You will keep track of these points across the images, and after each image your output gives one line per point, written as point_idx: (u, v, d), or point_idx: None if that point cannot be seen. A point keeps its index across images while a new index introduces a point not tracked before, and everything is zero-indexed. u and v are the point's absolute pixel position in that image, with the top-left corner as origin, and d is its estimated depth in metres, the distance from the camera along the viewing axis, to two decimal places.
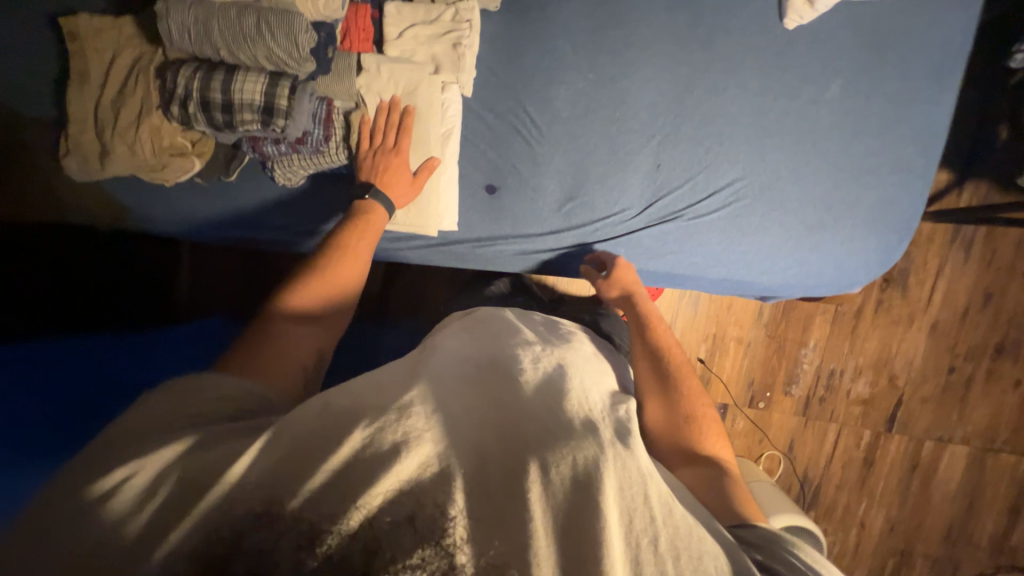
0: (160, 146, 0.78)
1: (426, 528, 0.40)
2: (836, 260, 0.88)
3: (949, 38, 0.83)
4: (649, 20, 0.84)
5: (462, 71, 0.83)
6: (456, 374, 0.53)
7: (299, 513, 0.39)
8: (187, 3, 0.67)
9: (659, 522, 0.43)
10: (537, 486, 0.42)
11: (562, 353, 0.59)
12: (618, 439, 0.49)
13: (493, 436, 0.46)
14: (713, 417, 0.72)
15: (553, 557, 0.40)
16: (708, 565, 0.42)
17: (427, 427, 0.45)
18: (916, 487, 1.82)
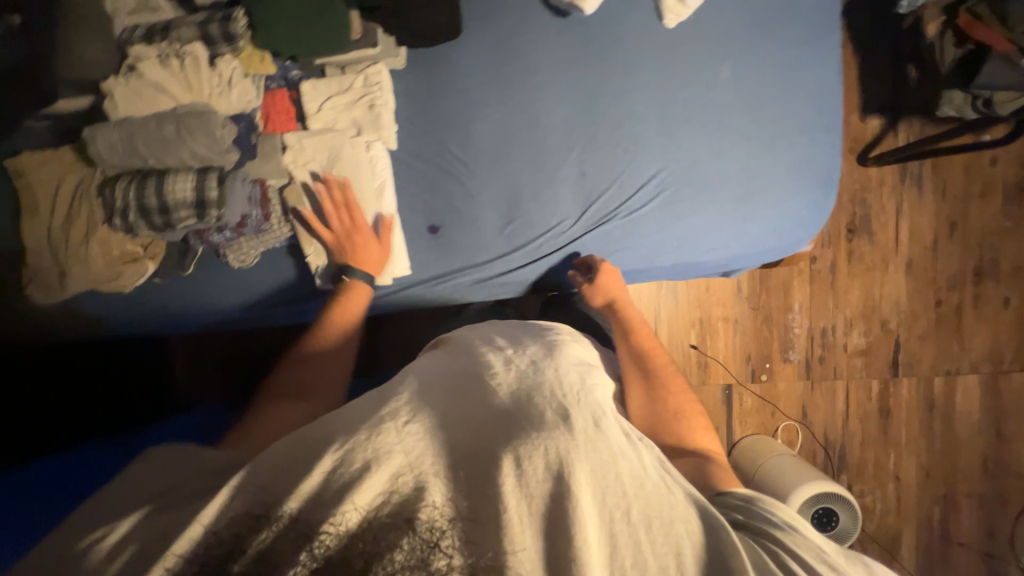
0: (112, 258, 0.82)
1: (417, 528, 0.47)
2: (774, 225, 0.91)
3: (819, 3, 0.89)
4: (543, 46, 0.90)
5: (382, 127, 0.89)
6: (440, 388, 0.60)
7: (302, 526, 0.46)
8: (110, 125, 0.73)
9: (630, 494, 0.49)
10: (512, 478, 0.48)
11: (534, 352, 0.66)
12: (591, 422, 0.54)
13: (471, 439, 0.53)
14: (693, 409, 0.79)
15: (530, 533, 0.46)
16: (678, 527, 0.48)
17: (409, 437, 0.51)
18: (938, 426, 1.79)
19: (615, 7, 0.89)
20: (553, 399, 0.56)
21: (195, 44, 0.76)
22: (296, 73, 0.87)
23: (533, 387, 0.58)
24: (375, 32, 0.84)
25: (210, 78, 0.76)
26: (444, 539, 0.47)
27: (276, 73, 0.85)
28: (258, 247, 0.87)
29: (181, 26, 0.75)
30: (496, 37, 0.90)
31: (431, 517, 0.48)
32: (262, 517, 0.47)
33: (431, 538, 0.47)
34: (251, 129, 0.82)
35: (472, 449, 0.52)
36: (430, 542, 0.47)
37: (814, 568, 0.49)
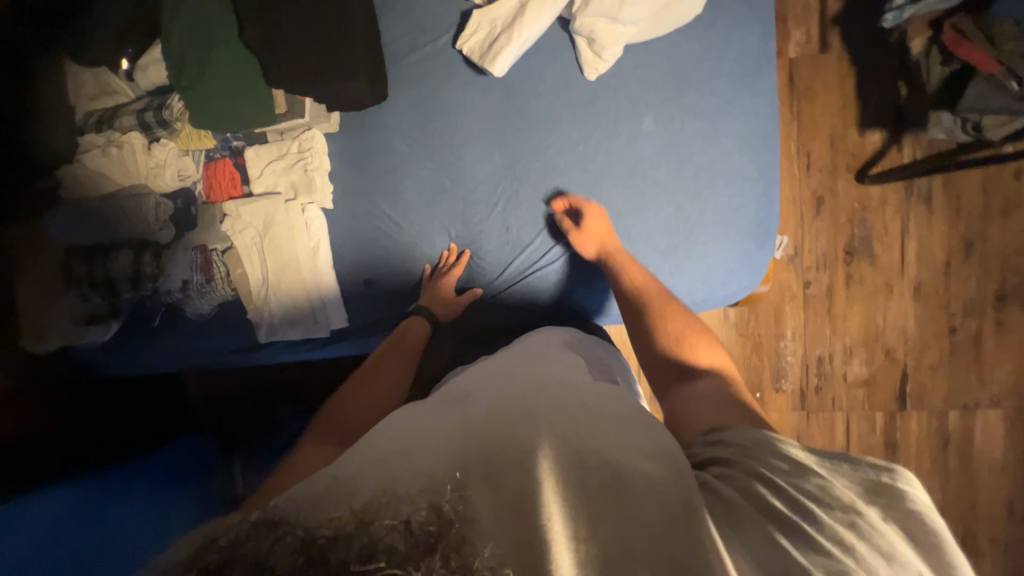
0: (77, 318, 0.91)
1: (411, 524, 0.41)
2: (702, 278, 0.89)
3: (748, 49, 0.85)
4: (467, 104, 0.92)
5: (315, 191, 0.94)
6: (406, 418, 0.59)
7: (297, 530, 0.42)
8: (65, 210, 0.86)
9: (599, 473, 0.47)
10: (485, 475, 0.46)
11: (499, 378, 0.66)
12: (556, 415, 0.54)
13: (454, 437, 0.51)
14: (696, 329, 0.80)
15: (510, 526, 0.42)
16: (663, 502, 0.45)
17: (390, 448, 0.50)
18: (954, 464, 1.64)
19: (536, 62, 0.89)
20: (528, 403, 0.57)
21: (132, 133, 0.85)
22: (238, 143, 0.91)
23: (510, 396, 0.59)
24: (302, 104, 0.89)
25: (147, 161, 0.86)
26: (442, 540, 0.41)
27: (218, 145, 0.90)
28: (209, 303, 0.93)
29: (122, 115, 0.85)
30: (420, 97, 0.93)
31: (427, 514, 0.42)
32: (265, 520, 0.43)
33: (427, 541, 0.41)
34: (191, 202, 0.90)
35: (451, 446, 0.50)
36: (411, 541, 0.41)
37: (803, 483, 0.46)
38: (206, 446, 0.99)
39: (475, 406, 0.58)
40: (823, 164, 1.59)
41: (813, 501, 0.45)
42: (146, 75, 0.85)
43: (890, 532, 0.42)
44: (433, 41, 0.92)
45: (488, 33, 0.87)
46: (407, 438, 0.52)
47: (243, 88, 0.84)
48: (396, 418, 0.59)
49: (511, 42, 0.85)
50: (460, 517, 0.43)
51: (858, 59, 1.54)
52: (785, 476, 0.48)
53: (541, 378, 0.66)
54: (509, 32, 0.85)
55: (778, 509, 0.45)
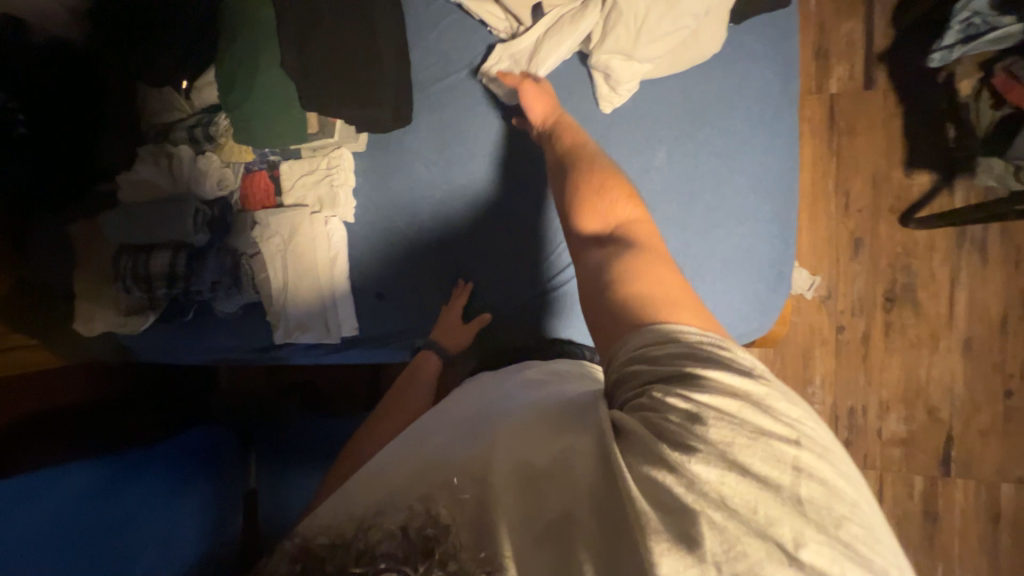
0: (121, 309, 1.00)
1: (406, 529, 0.43)
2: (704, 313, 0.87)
3: (767, 89, 0.85)
4: (485, 132, 0.98)
5: (338, 206, 1.00)
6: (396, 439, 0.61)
7: (313, 542, 0.47)
8: (115, 211, 0.93)
9: (573, 466, 0.46)
10: (470, 480, 0.46)
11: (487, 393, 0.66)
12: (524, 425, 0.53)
13: (453, 446, 0.52)
14: (616, 186, 0.78)
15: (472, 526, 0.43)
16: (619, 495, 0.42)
17: (390, 466, 0.53)
18: (1005, 543, 1.46)
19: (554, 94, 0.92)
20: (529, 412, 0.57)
21: (182, 146, 0.94)
22: (274, 157, 0.99)
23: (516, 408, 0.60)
24: (332, 125, 0.96)
25: (191, 169, 0.94)
26: (433, 544, 0.42)
27: (256, 159, 0.99)
28: (236, 303, 1.00)
29: (175, 130, 0.94)
30: (441, 124, 0.98)
31: (419, 523, 0.44)
32: (288, 540, 0.49)
33: (417, 543, 0.42)
34: (227, 210, 0.98)
35: (448, 456, 0.51)
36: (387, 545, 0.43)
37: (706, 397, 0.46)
38: (213, 441, 1.02)
39: (480, 418, 0.59)
40: (863, 204, 1.51)
41: (709, 417, 0.45)
42: (200, 95, 0.95)
43: (779, 437, 0.44)
44: (458, 71, 0.97)
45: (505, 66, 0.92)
46: (412, 452, 0.54)
47: (280, 109, 0.92)
48: (408, 435, 0.61)
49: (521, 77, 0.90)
50: (447, 524, 0.43)
51: (906, 98, 1.47)
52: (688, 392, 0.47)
53: (548, 390, 0.65)
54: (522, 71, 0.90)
55: (673, 430, 0.45)
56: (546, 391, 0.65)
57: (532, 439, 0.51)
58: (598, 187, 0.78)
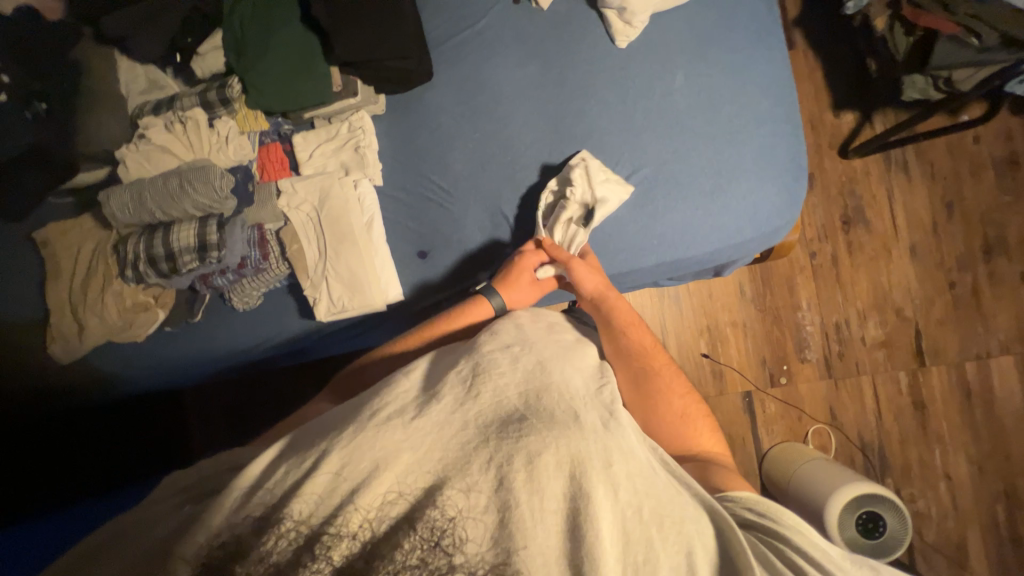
0: (126, 306, 0.88)
1: (453, 529, 0.47)
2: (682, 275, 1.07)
3: (756, 13, 0.96)
4: (506, 78, 0.99)
5: (367, 166, 0.96)
6: (445, 386, 0.60)
7: (303, 528, 0.45)
8: (123, 187, 0.82)
9: (641, 493, 0.54)
10: (524, 474, 0.51)
11: (540, 353, 0.68)
12: (600, 422, 0.60)
13: (521, 427, 0.55)
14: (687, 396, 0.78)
15: (542, 527, 0.48)
16: (689, 528, 0.53)
17: (408, 428, 0.54)
18: (980, 414, 1.68)
19: (569, 37, 0.98)
20: (564, 403, 0.61)
21: (195, 111, 0.87)
22: (288, 127, 0.95)
23: (537, 390, 0.61)
24: (355, 84, 0.93)
25: (210, 136, 0.88)
26: (445, 539, 0.46)
27: (269, 129, 0.94)
28: (260, 288, 0.92)
29: (183, 97, 0.87)
30: (461, 78, 1.00)
31: (434, 516, 0.47)
32: (264, 524, 0.46)
33: (430, 537, 0.46)
34: (248, 179, 0.91)
35: (479, 437, 0.55)
36: (424, 539, 0.45)
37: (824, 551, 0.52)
38: None
39: (500, 391, 0.61)
40: (807, 145, 1.75)
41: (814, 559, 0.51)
42: (203, 62, 0.89)
43: None
44: (472, 25, 1.00)
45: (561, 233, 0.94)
46: (435, 420, 0.55)
47: (301, 68, 0.88)
48: (414, 387, 0.60)
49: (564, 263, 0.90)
50: (462, 514, 0.48)
51: (822, 53, 1.74)
52: (792, 534, 0.54)
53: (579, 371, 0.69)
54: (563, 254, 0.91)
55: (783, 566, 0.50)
56: (568, 376, 0.66)
57: (618, 450, 0.57)
58: (667, 395, 0.77)
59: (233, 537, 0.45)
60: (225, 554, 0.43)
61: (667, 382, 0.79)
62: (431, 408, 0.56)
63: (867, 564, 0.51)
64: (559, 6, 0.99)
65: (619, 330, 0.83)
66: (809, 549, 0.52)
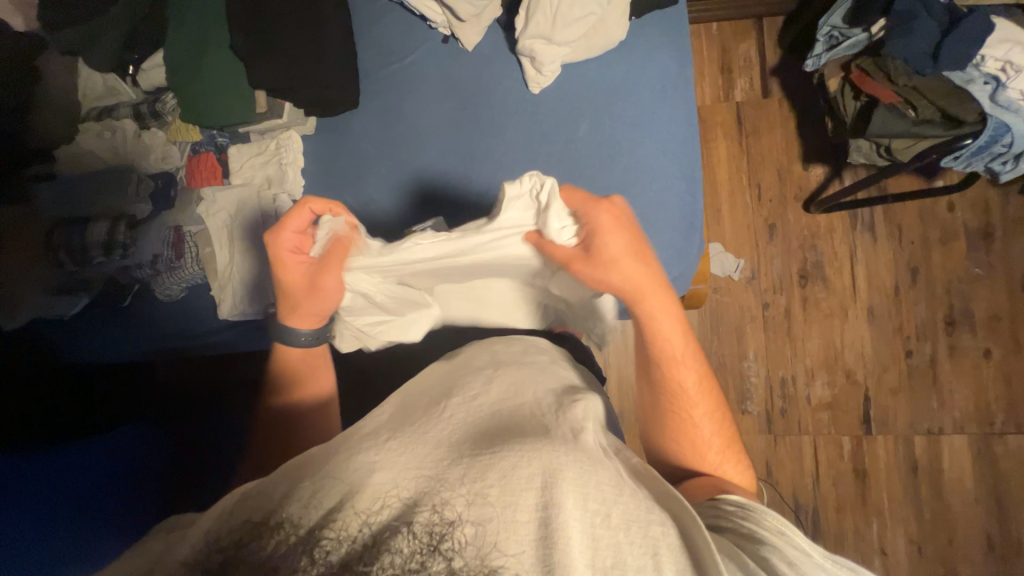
0: (49, 287, 0.95)
1: (439, 542, 0.46)
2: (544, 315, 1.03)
3: (669, 69, 0.99)
4: (426, 112, 1.05)
5: (286, 182, 1.03)
6: (422, 415, 0.62)
7: (300, 531, 0.46)
8: (50, 184, 0.96)
9: (611, 501, 0.52)
10: (498, 488, 0.50)
11: (509, 382, 0.72)
12: (568, 435, 0.60)
13: (498, 444, 0.56)
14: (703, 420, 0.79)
15: (530, 529, 0.48)
16: (655, 530, 0.52)
17: (386, 450, 0.55)
18: (926, 492, 1.60)
19: (488, 78, 1.03)
20: (535, 423, 0.62)
21: (126, 120, 0.98)
22: (222, 140, 1.04)
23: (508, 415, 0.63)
24: (281, 106, 1.01)
25: (136, 144, 0.98)
26: (444, 542, 0.46)
27: (202, 140, 1.03)
28: (178, 283, 1.01)
29: (120, 107, 0.98)
30: (386, 108, 1.06)
31: (430, 518, 0.47)
32: (265, 526, 0.47)
33: (429, 541, 0.46)
34: (171, 186, 1.00)
35: (456, 453, 0.55)
36: (424, 543, 0.46)
37: (799, 556, 0.56)
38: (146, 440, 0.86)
39: (472, 414, 0.63)
40: (772, 194, 1.73)
41: (790, 556, 0.55)
42: (148, 77, 1.00)
43: None
44: (401, 59, 1.06)
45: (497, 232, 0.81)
46: (412, 439, 0.57)
47: (227, 92, 0.96)
48: (390, 418, 0.62)
49: (605, 265, 0.75)
50: (460, 518, 0.48)
51: (796, 103, 1.72)
52: (769, 537, 0.58)
53: (549, 396, 0.71)
54: (595, 254, 0.75)
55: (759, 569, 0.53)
56: (537, 398, 0.69)
57: (586, 457, 0.56)
58: (683, 426, 0.79)
59: (229, 540, 0.47)
60: (222, 557, 0.45)
61: (685, 410, 0.79)
62: (408, 430, 0.58)
63: (844, 566, 0.56)
64: (483, 48, 1.04)
65: (654, 345, 0.80)
66: (783, 542, 0.57)
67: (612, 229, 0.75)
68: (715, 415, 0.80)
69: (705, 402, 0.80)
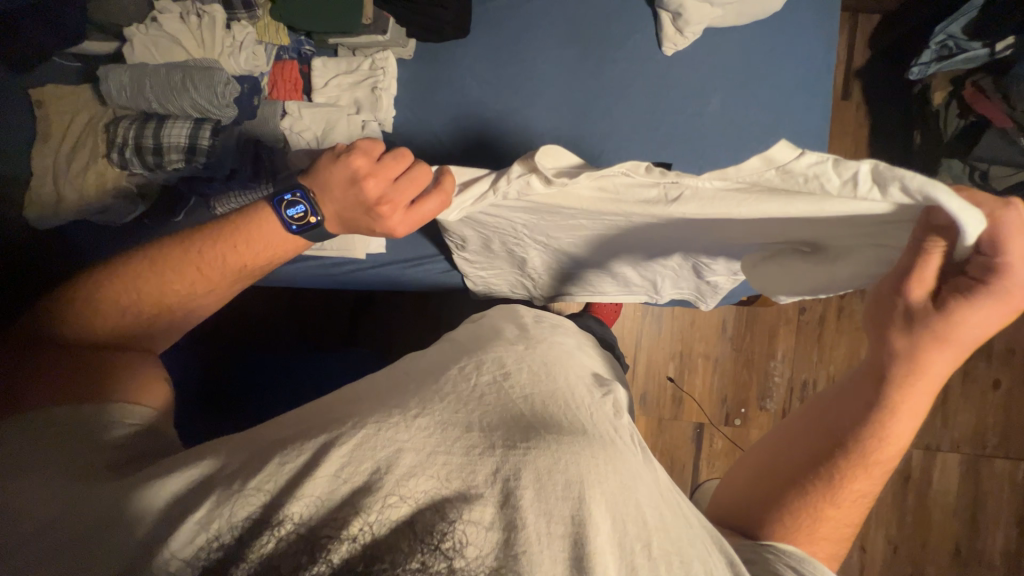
0: (105, 188, 0.84)
1: (437, 542, 0.39)
2: (662, 283, 0.92)
3: (814, 54, 0.92)
4: (542, 55, 0.95)
5: (380, 111, 0.91)
6: (451, 391, 0.49)
7: (304, 528, 0.39)
8: (123, 67, 0.82)
9: (652, 526, 0.43)
10: (530, 493, 0.41)
11: (543, 351, 0.57)
12: (610, 432, 0.49)
13: (521, 432, 0.45)
14: (835, 521, 0.55)
15: (550, 556, 0.39)
16: (698, 570, 0.42)
17: (411, 426, 0.44)
18: (912, 501, 1.73)
19: (616, 30, 0.94)
20: (570, 410, 0.49)
21: (214, 5, 0.84)
22: (309, 49, 0.94)
23: (540, 392, 0.50)
24: (386, 21, 0.88)
25: (224, 38, 0.86)
26: (445, 540, 0.39)
27: (289, 45, 0.93)
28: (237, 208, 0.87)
29: None
30: (496, 43, 0.96)
31: (441, 520, 0.40)
32: (259, 522, 0.39)
33: (432, 540, 0.39)
34: (255, 92, 0.89)
35: (484, 441, 0.44)
36: (428, 543, 0.39)
37: None
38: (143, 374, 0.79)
39: (503, 390, 0.50)
40: None
41: None
42: None
43: None
44: None
45: (779, 171, 0.46)
46: (437, 420, 0.45)
47: None
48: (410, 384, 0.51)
49: (932, 332, 0.49)
50: (465, 519, 0.40)
51: None
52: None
53: (577, 371, 0.57)
54: (937, 308, 0.48)
55: None
56: (571, 378, 0.54)
57: (619, 470, 0.45)
58: (804, 513, 0.55)
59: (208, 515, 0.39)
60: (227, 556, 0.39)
61: (818, 499, 0.55)
62: (433, 403, 0.47)
63: None
64: None
65: (855, 415, 0.55)
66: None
67: (1002, 304, 0.45)
68: (846, 531, 0.55)
69: (848, 509, 0.55)
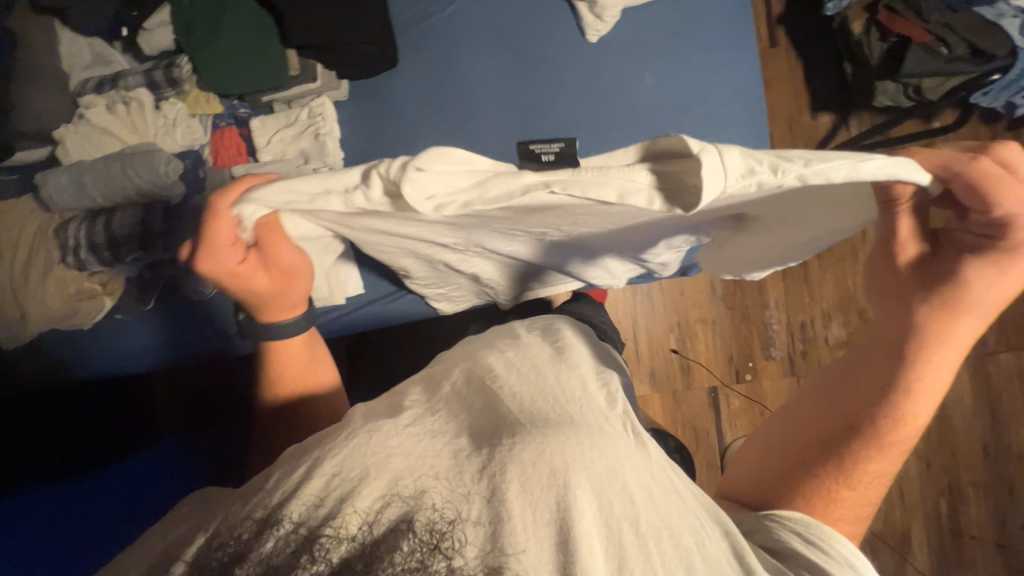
0: (68, 294, 0.82)
1: (435, 541, 0.37)
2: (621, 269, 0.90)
3: (730, 12, 0.96)
4: (475, 66, 0.96)
5: (327, 155, 0.90)
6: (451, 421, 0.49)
7: (301, 530, 0.38)
8: (61, 170, 0.81)
9: (640, 504, 0.42)
10: (517, 484, 0.41)
11: (535, 352, 0.58)
12: (601, 419, 0.49)
13: (510, 424, 0.46)
14: (854, 502, 0.55)
15: (539, 537, 0.38)
16: (688, 542, 0.41)
17: (402, 434, 0.46)
18: None
19: (539, 28, 0.96)
20: (560, 398, 0.50)
21: (140, 90, 0.86)
22: (245, 111, 0.94)
23: (529, 385, 0.51)
24: (313, 68, 0.90)
25: (156, 119, 0.87)
26: (444, 539, 0.37)
27: (223, 112, 0.92)
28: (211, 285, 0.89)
29: (128, 76, 0.87)
30: (428, 65, 0.97)
31: (432, 514, 0.38)
32: (265, 525, 0.39)
33: (429, 539, 0.37)
34: (199, 165, 0.88)
35: (474, 442, 0.45)
36: (422, 541, 0.37)
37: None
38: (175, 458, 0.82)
39: (495, 392, 0.51)
40: None
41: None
42: (151, 38, 0.88)
43: None
44: (439, 12, 0.97)
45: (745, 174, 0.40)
46: (432, 430, 0.47)
47: (255, 49, 0.84)
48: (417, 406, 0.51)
49: (938, 302, 0.50)
50: (459, 518, 0.39)
51: None
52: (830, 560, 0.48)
53: (573, 361, 0.58)
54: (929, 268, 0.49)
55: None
56: (565, 371, 0.54)
57: (605, 452, 0.45)
58: (818, 495, 0.55)
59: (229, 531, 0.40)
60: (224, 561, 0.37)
61: (835, 478, 0.55)
62: (429, 416, 0.49)
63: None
64: None
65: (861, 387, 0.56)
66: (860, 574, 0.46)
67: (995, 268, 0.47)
68: (864, 512, 0.55)
69: (864, 490, 0.55)
